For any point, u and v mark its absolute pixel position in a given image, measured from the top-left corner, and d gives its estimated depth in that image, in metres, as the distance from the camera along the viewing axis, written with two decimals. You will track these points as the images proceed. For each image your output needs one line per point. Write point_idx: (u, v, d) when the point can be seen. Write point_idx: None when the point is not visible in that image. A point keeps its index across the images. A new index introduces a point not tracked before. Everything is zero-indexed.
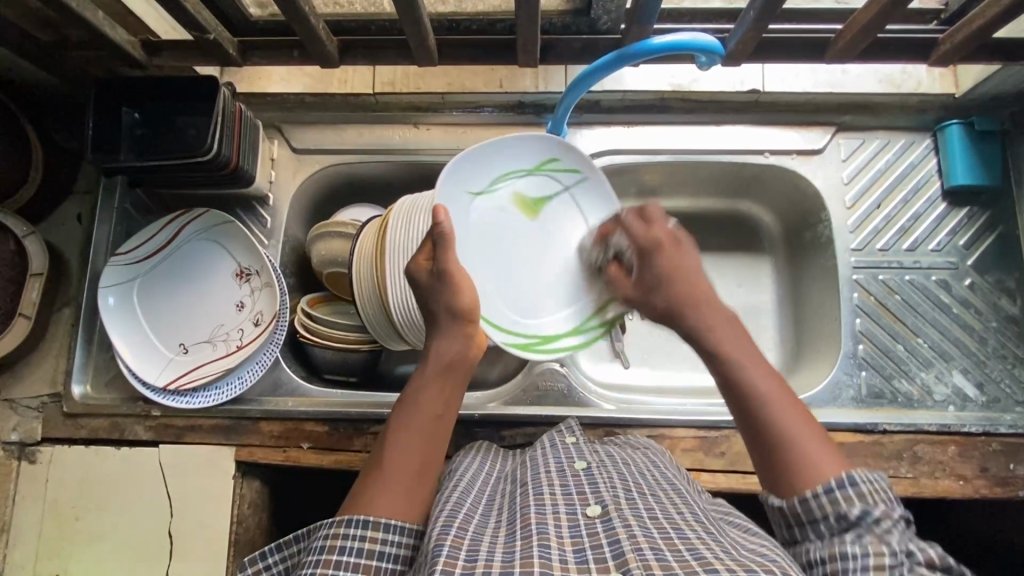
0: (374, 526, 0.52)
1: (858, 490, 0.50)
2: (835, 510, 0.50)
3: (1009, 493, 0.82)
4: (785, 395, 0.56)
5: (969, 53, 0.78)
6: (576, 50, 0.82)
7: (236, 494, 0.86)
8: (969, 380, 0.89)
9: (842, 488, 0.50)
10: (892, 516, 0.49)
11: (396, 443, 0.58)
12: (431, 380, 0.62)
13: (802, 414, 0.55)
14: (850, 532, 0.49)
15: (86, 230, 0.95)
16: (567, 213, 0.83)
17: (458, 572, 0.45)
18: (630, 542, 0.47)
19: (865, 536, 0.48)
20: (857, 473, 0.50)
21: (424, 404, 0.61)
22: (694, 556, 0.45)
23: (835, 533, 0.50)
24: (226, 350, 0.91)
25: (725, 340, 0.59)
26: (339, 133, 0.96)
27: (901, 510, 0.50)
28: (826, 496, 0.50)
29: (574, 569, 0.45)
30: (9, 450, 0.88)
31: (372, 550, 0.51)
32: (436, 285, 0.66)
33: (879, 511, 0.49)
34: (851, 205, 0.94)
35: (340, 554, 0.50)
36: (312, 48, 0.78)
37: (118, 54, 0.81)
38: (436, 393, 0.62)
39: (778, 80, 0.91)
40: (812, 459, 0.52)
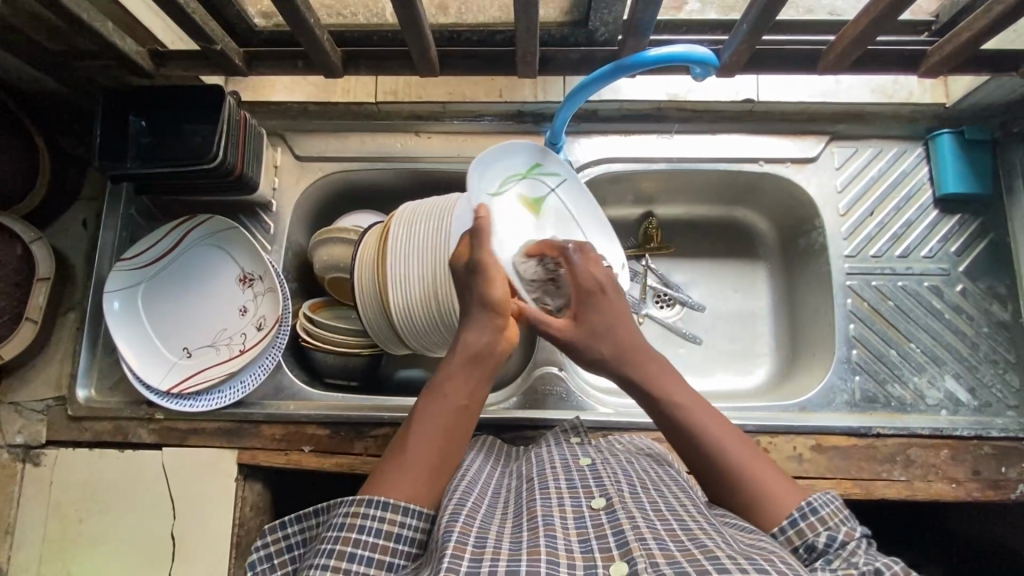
0: (394, 509, 0.53)
1: (819, 517, 0.53)
2: (803, 540, 0.53)
3: (1001, 496, 0.83)
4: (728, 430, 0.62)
5: (958, 64, 0.80)
6: (574, 61, 0.84)
7: (239, 497, 0.87)
8: (961, 384, 0.91)
9: (804, 517, 0.54)
10: (854, 537, 0.52)
11: (422, 430, 0.59)
12: (459, 368, 0.64)
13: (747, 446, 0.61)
14: (820, 560, 0.51)
15: (91, 236, 0.97)
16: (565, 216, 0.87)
17: (467, 557, 0.47)
18: (633, 532, 0.48)
19: (833, 560, 0.50)
20: (815, 498, 0.55)
21: (451, 394, 0.62)
22: (696, 545, 0.46)
23: (808, 562, 0.52)
24: (229, 354, 0.92)
25: (659, 386, 0.66)
26: (342, 141, 0.98)
27: (859, 529, 0.53)
28: (792, 528, 0.54)
29: (580, 559, 0.46)
30: (14, 452, 0.89)
31: (390, 531, 0.52)
32: (468, 278, 0.68)
33: (841, 534, 0.52)
34: (844, 212, 0.96)
35: (359, 532, 0.51)
36: (316, 59, 0.79)
37: (126, 64, 0.83)
38: (463, 383, 0.63)
39: (772, 90, 0.93)
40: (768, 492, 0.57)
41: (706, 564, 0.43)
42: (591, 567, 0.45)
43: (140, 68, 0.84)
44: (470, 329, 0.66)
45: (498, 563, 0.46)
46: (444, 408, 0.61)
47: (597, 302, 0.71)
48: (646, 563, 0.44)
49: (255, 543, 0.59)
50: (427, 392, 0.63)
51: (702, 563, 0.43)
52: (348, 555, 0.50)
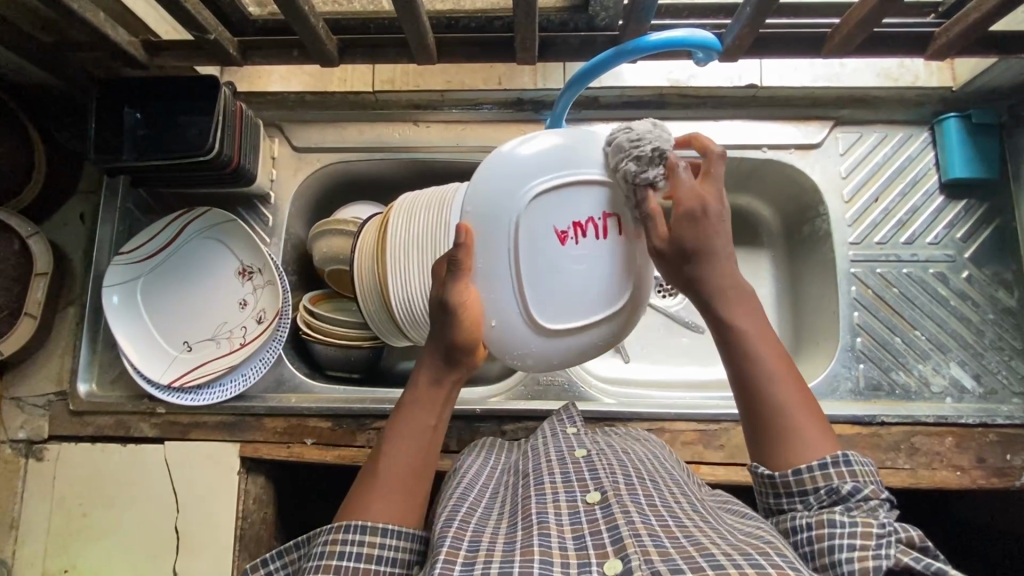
0: (372, 531, 0.53)
1: (850, 470, 0.52)
2: (826, 485, 0.52)
3: (1006, 484, 0.83)
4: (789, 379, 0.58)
5: (966, 46, 0.79)
6: (573, 47, 0.83)
7: (242, 490, 0.87)
8: (966, 371, 0.90)
9: (836, 466, 0.52)
10: (878, 497, 0.51)
11: (389, 456, 0.59)
12: (424, 390, 0.64)
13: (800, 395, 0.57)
14: (839, 506, 0.51)
15: (89, 230, 0.96)
16: (529, 216, 0.62)
17: (459, 562, 0.47)
18: (629, 528, 0.48)
19: (852, 510, 0.50)
20: (852, 452, 0.53)
21: (419, 415, 0.63)
22: (691, 542, 0.45)
23: (824, 504, 0.51)
24: (229, 348, 0.92)
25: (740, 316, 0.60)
26: (339, 131, 0.97)
27: (887, 494, 0.52)
28: (820, 471, 0.52)
29: (573, 556, 0.46)
30: (17, 447, 0.90)
31: (371, 554, 0.52)
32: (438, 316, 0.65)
33: (867, 490, 0.51)
34: (849, 199, 0.95)
35: (339, 559, 0.51)
36: (312, 47, 0.78)
37: (120, 55, 0.82)
38: (429, 404, 0.64)
39: (776, 75, 0.92)
40: (803, 429, 0.55)
41: (699, 561, 0.42)
42: (585, 563, 0.45)
43: (134, 60, 0.83)
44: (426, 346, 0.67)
45: (491, 565, 0.46)
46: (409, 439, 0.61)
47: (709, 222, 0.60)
48: (640, 562, 0.43)
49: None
50: (394, 420, 0.63)
51: (697, 560, 0.43)
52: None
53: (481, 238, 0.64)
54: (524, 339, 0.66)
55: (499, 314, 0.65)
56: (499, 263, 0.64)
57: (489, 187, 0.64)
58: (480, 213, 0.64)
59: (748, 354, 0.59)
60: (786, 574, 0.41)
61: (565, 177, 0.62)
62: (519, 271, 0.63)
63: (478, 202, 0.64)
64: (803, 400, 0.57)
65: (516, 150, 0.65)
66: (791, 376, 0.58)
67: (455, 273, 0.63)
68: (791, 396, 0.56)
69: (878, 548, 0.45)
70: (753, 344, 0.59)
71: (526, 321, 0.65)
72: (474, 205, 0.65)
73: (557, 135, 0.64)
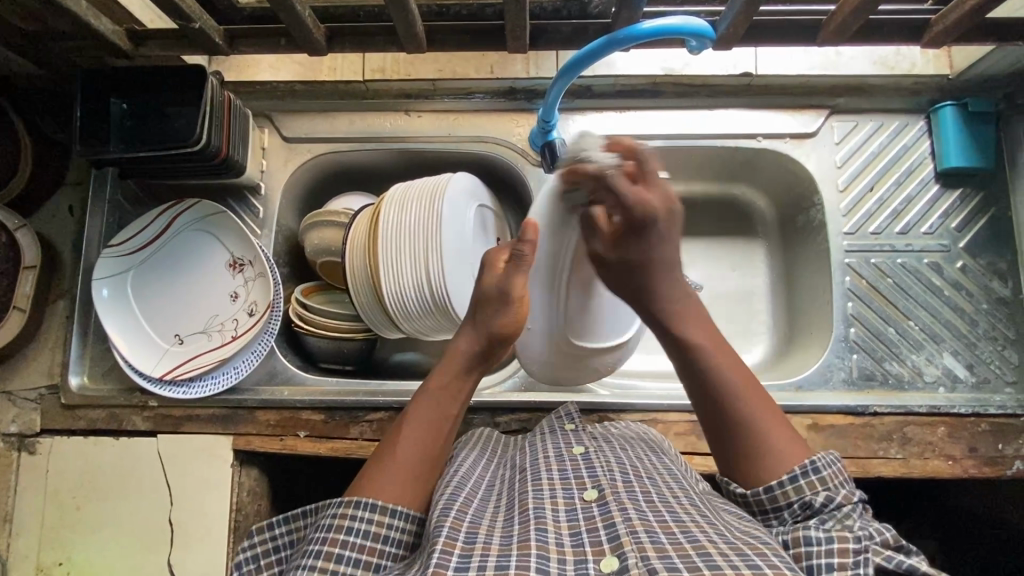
0: (381, 510, 0.54)
1: (819, 478, 0.54)
2: (799, 498, 0.53)
3: (997, 473, 0.83)
4: (749, 383, 0.61)
5: (963, 33, 0.77)
6: (565, 35, 0.81)
7: (236, 482, 0.87)
8: (960, 361, 0.90)
9: (806, 475, 0.54)
10: (851, 501, 0.53)
11: (407, 434, 0.61)
12: (449, 380, 0.66)
13: (766, 401, 0.60)
14: (813, 519, 0.52)
15: (78, 222, 0.95)
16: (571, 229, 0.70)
17: (456, 553, 0.47)
18: (625, 525, 0.48)
19: (827, 520, 0.51)
20: (820, 458, 0.55)
21: (440, 406, 0.64)
22: (688, 539, 0.46)
23: (798, 518, 0.53)
24: (221, 340, 0.91)
25: (685, 325, 0.66)
26: (330, 121, 0.96)
27: (859, 494, 0.54)
28: (791, 484, 0.54)
29: (569, 553, 0.46)
30: (9, 441, 0.89)
31: (378, 533, 0.53)
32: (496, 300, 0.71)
33: (839, 496, 0.52)
34: (844, 188, 0.94)
35: (347, 534, 0.52)
36: (299, 35, 0.77)
37: (104, 44, 0.80)
38: (453, 394, 0.66)
39: (769, 64, 0.91)
40: (769, 438, 0.57)
41: (695, 561, 0.42)
42: (581, 561, 0.45)
43: (118, 49, 0.81)
44: (463, 332, 0.71)
45: (488, 558, 0.46)
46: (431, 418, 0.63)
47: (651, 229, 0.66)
48: (637, 558, 0.44)
49: (243, 544, 0.61)
50: (417, 402, 0.65)
51: (693, 560, 0.43)
52: (335, 556, 0.51)
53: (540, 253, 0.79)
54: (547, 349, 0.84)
55: (535, 318, 0.82)
56: (548, 279, 0.80)
57: (550, 211, 0.78)
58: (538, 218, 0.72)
59: (704, 367, 0.62)
60: (783, 574, 0.41)
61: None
62: (566, 287, 0.80)
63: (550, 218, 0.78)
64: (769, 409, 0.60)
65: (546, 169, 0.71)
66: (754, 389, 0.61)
67: (521, 268, 0.71)
68: (755, 405, 0.59)
69: (857, 566, 0.45)
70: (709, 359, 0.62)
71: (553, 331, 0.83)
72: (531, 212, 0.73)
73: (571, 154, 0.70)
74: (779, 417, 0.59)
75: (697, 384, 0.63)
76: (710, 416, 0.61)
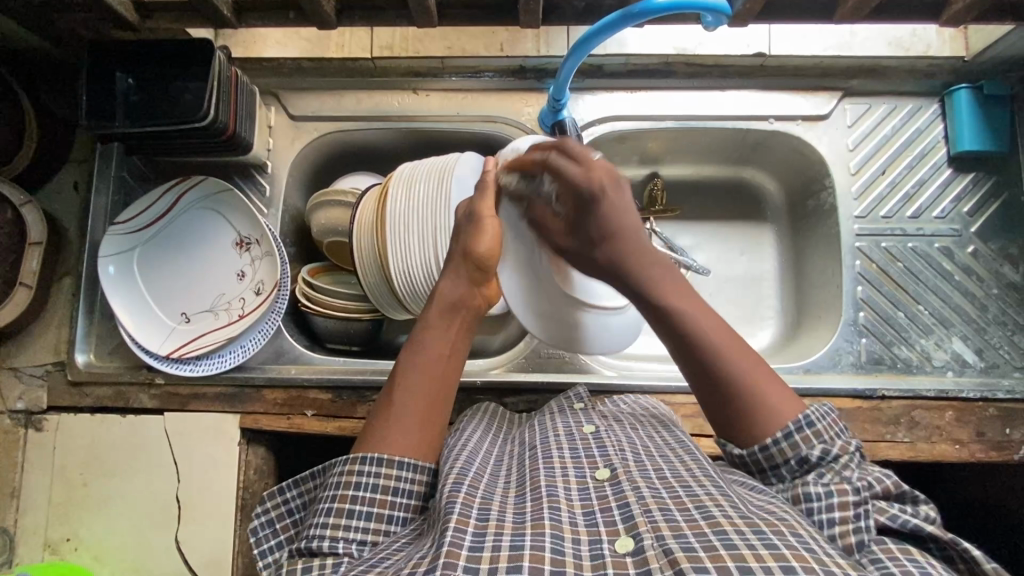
0: (388, 463, 0.55)
1: (813, 431, 0.54)
2: (796, 455, 0.54)
3: (1005, 457, 0.83)
4: (734, 341, 0.59)
5: (981, 11, 0.76)
6: (578, 11, 0.80)
7: (242, 461, 0.87)
8: (968, 346, 0.90)
9: (801, 430, 0.54)
10: (848, 450, 0.54)
11: (406, 383, 0.59)
12: (437, 320, 0.65)
13: (753, 358, 0.58)
14: (812, 473, 0.53)
15: (83, 199, 0.94)
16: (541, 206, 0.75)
17: (470, 531, 0.47)
18: (639, 505, 0.48)
19: (825, 474, 0.53)
20: (813, 411, 0.55)
21: (433, 343, 0.63)
22: (703, 515, 0.46)
23: (795, 474, 0.54)
24: (227, 319, 0.91)
25: (668, 295, 0.62)
26: (336, 100, 0.95)
27: (855, 443, 0.55)
28: (786, 441, 0.54)
29: (584, 533, 0.46)
30: (15, 417, 0.89)
31: (387, 485, 0.54)
32: (465, 224, 0.70)
33: (835, 449, 0.54)
34: (855, 171, 0.93)
35: (356, 489, 0.53)
36: (308, 8, 0.76)
37: (111, 16, 0.79)
38: (444, 333, 0.64)
39: (783, 43, 0.90)
40: (768, 396, 0.56)
41: (711, 539, 0.42)
42: (595, 540, 0.45)
43: (124, 21, 0.80)
44: (449, 274, 0.68)
45: (501, 538, 0.46)
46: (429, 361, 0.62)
47: (602, 204, 0.65)
48: (652, 540, 0.44)
49: (256, 509, 0.61)
50: (409, 348, 0.63)
51: (708, 538, 0.43)
52: (346, 511, 0.53)
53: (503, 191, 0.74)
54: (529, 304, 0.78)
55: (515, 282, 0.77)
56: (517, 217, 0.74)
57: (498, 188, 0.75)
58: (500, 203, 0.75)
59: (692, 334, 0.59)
60: (803, 555, 0.40)
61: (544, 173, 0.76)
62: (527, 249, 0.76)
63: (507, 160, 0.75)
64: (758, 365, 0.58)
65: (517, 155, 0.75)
66: (735, 340, 0.59)
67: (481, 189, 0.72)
68: (744, 366, 0.57)
69: (857, 519, 0.48)
70: (696, 324, 0.59)
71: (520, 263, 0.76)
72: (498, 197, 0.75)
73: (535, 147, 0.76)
74: (764, 366, 0.58)
75: (680, 347, 0.60)
76: (702, 380, 0.58)
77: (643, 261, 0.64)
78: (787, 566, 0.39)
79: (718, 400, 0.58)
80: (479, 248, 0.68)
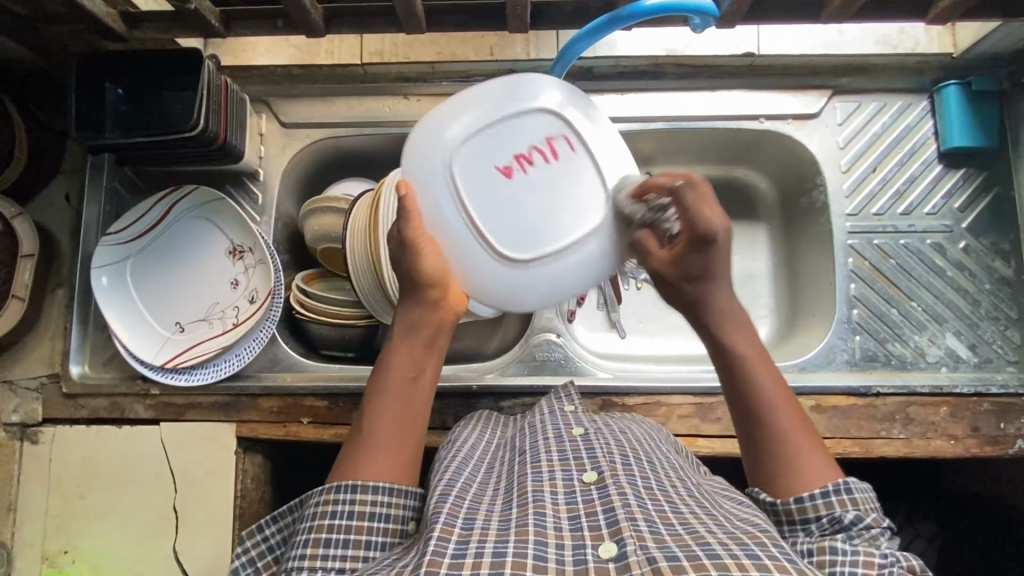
0: (362, 489, 0.55)
1: (851, 497, 0.53)
2: (829, 512, 0.53)
3: (999, 451, 0.84)
4: (787, 399, 0.59)
5: (967, 9, 0.77)
6: (567, 14, 0.81)
7: (240, 469, 0.87)
8: (962, 341, 0.90)
9: (837, 493, 0.53)
10: (880, 525, 0.53)
11: (377, 414, 0.59)
12: (404, 346, 0.63)
13: (799, 414, 0.58)
14: (841, 534, 0.52)
15: (75, 210, 0.94)
16: (478, 169, 0.63)
17: (454, 539, 0.47)
18: (625, 511, 0.48)
19: (854, 538, 0.51)
20: (852, 479, 0.54)
21: (397, 370, 0.62)
22: (687, 530, 0.46)
23: (826, 532, 0.52)
24: (221, 328, 0.91)
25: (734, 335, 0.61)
26: (328, 106, 0.95)
27: (887, 521, 0.54)
28: (822, 499, 0.53)
29: (568, 538, 0.46)
30: (11, 430, 0.89)
31: (363, 511, 0.54)
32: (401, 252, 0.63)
33: (869, 518, 0.53)
34: (846, 169, 0.93)
35: (331, 519, 0.53)
36: (297, 16, 0.76)
37: (98, 27, 0.79)
38: (410, 359, 0.63)
39: (773, 42, 0.90)
40: (805, 456, 0.56)
41: (695, 550, 0.43)
42: (580, 546, 0.45)
43: (112, 32, 0.80)
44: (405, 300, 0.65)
45: (484, 544, 0.46)
46: (396, 388, 0.61)
47: (715, 253, 0.58)
48: (635, 546, 0.44)
49: (235, 550, 0.61)
50: (377, 375, 0.62)
51: (692, 548, 0.43)
52: (322, 540, 0.52)
53: (422, 200, 0.63)
54: (528, 287, 0.65)
55: (463, 264, 0.65)
56: (454, 222, 0.63)
57: (428, 166, 0.63)
58: (426, 185, 0.63)
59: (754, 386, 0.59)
60: (783, 566, 0.41)
61: (477, 128, 0.63)
62: (474, 222, 0.63)
63: (410, 164, 0.64)
64: (802, 426, 0.58)
65: (441, 119, 0.63)
66: (787, 397, 0.59)
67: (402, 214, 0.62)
68: (788, 420, 0.58)
69: None
70: (753, 375, 0.59)
71: (490, 254, 0.64)
72: (426, 178, 0.63)
73: (463, 102, 0.63)
74: (809, 428, 0.58)
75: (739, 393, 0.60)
76: (746, 428, 0.59)
77: (729, 321, 0.61)
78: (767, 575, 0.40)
79: (750, 439, 0.59)
80: (424, 270, 0.63)
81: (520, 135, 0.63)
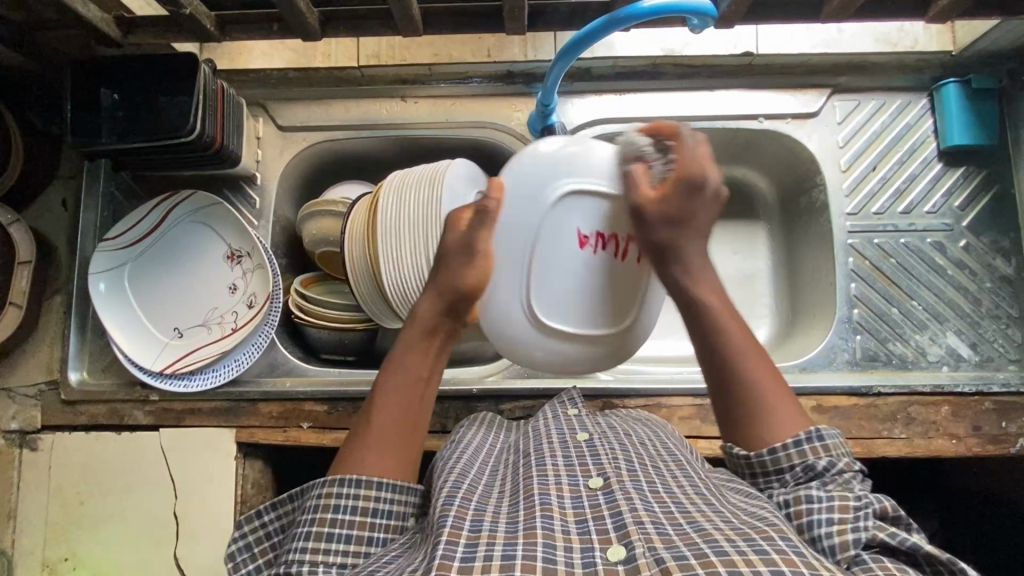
0: (367, 485, 0.54)
1: (823, 444, 0.54)
2: (802, 462, 0.54)
3: (1001, 450, 0.83)
4: (755, 348, 0.60)
5: (966, 8, 0.77)
6: (564, 16, 0.81)
7: (240, 475, 0.87)
8: (963, 340, 0.90)
9: (809, 440, 0.54)
10: (852, 469, 0.54)
11: (384, 407, 0.59)
12: (415, 343, 0.63)
13: (767, 362, 0.59)
14: (816, 480, 0.53)
15: (72, 216, 0.93)
16: (558, 224, 0.65)
17: (462, 542, 0.46)
18: (631, 515, 0.47)
19: (828, 483, 0.52)
20: (825, 429, 0.55)
21: (408, 366, 0.62)
22: (694, 528, 0.46)
23: (800, 481, 0.54)
24: (220, 333, 0.91)
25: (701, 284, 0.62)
26: (325, 109, 0.94)
27: (858, 464, 0.55)
28: (795, 448, 0.54)
29: (575, 540, 0.46)
30: (10, 438, 0.88)
31: (366, 508, 0.54)
32: (455, 255, 0.64)
33: (841, 463, 0.53)
34: (846, 167, 0.93)
35: (334, 513, 0.53)
36: (292, 19, 0.75)
37: (92, 32, 0.78)
38: (420, 358, 0.63)
39: (771, 41, 0.90)
40: (775, 408, 0.57)
41: (702, 547, 0.42)
42: (588, 548, 0.45)
43: (107, 37, 0.79)
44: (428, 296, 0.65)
45: (494, 547, 0.45)
46: (405, 384, 0.61)
47: (696, 200, 0.60)
48: (643, 549, 0.43)
49: (234, 534, 0.61)
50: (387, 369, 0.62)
51: (699, 547, 0.43)
52: (325, 534, 0.53)
53: (501, 226, 0.66)
54: (534, 346, 0.70)
55: (499, 295, 0.68)
56: (513, 258, 0.66)
57: (524, 194, 0.66)
58: (511, 207, 0.66)
59: (722, 330, 0.60)
60: (793, 561, 0.40)
61: (584, 186, 0.65)
62: (530, 266, 0.66)
63: (517, 179, 0.66)
64: (771, 375, 0.59)
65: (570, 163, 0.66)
66: (757, 349, 0.60)
67: (482, 216, 0.63)
68: (761, 370, 0.58)
69: (855, 527, 0.47)
70: (721, 320, 0.60)
71: (526, 312, 0.68)
72: (517, 202, 0.66)
73: (587, 150, 0.66)
74: (776, 375, 0.59)
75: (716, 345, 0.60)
76: (722, 381, 0.59)
77: (700, 273, 0.62)
78: (777, 571, 0.39)
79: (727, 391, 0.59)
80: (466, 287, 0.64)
81: (612, 218, 0.66)
